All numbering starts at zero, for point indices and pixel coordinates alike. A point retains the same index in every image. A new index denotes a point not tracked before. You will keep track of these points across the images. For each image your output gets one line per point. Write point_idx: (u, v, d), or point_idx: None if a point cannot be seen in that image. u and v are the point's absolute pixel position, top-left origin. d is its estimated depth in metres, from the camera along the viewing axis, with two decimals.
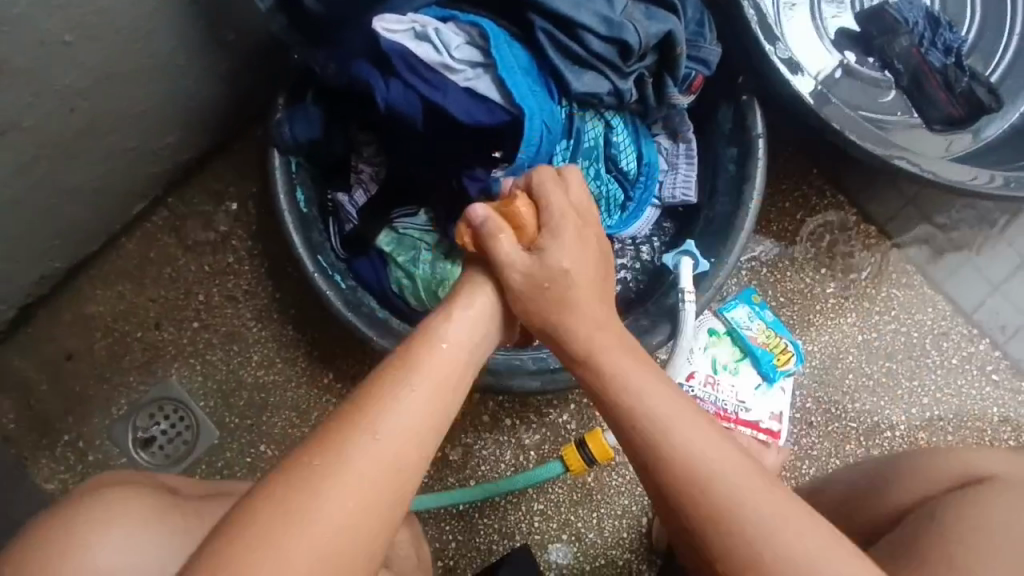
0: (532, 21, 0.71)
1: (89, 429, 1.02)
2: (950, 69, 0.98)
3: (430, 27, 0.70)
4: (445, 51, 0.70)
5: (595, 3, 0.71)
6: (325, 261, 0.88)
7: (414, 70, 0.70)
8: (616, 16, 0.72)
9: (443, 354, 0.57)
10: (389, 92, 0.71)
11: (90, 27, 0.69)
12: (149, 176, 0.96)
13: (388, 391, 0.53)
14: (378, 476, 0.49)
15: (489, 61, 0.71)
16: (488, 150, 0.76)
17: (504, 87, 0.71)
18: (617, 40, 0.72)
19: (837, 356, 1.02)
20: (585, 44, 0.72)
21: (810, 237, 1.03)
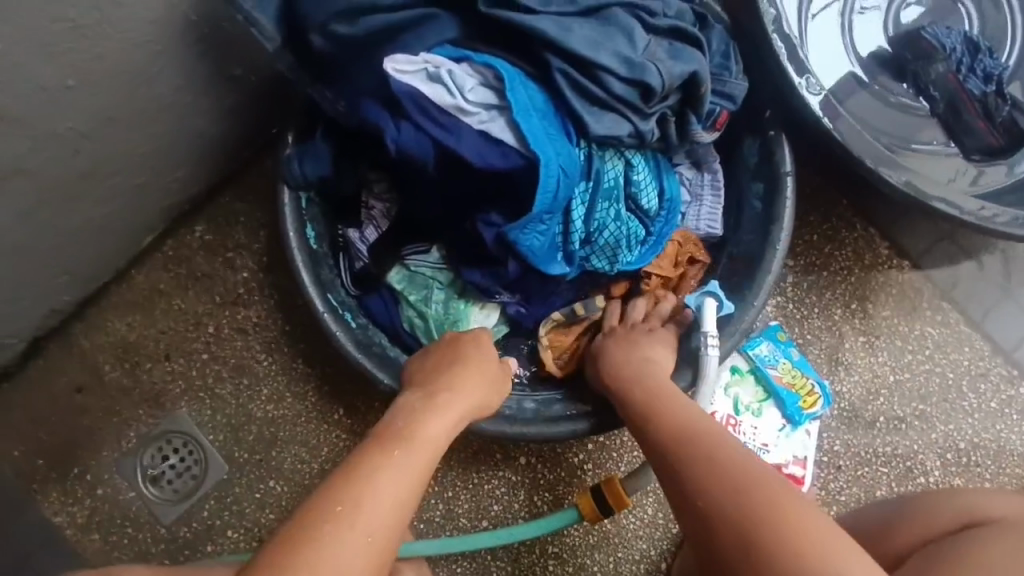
0: (548, 62, 0.68)
1: (98, 462, 1.01)
2: (989, 96, 0.93)
3: (443, 68, 0.67)
4: (458, 93, 0.67)
5: (615, 44, 0.68)
6: (336, 299, 0.85)
7: (426, 113, 0.68)
8: (637, 57, 0.68)
9: (427, 437, 0.59)
10: (399, 134, 0.69)
11: (94, 69, 0.67)
12: (159, 209, 0.94)
13: (372, 464, 0.54)
14: (358, 553, 0.50)
15: (504, 103, 0.68)
16: (503, 194, 0.73)
17: (520, 131, 0.68)
18: (638, 82, 0.69)
19: (868, 397, 0.97)
20: (605, 85, 0.68)
21: (838, 271, 0.98)
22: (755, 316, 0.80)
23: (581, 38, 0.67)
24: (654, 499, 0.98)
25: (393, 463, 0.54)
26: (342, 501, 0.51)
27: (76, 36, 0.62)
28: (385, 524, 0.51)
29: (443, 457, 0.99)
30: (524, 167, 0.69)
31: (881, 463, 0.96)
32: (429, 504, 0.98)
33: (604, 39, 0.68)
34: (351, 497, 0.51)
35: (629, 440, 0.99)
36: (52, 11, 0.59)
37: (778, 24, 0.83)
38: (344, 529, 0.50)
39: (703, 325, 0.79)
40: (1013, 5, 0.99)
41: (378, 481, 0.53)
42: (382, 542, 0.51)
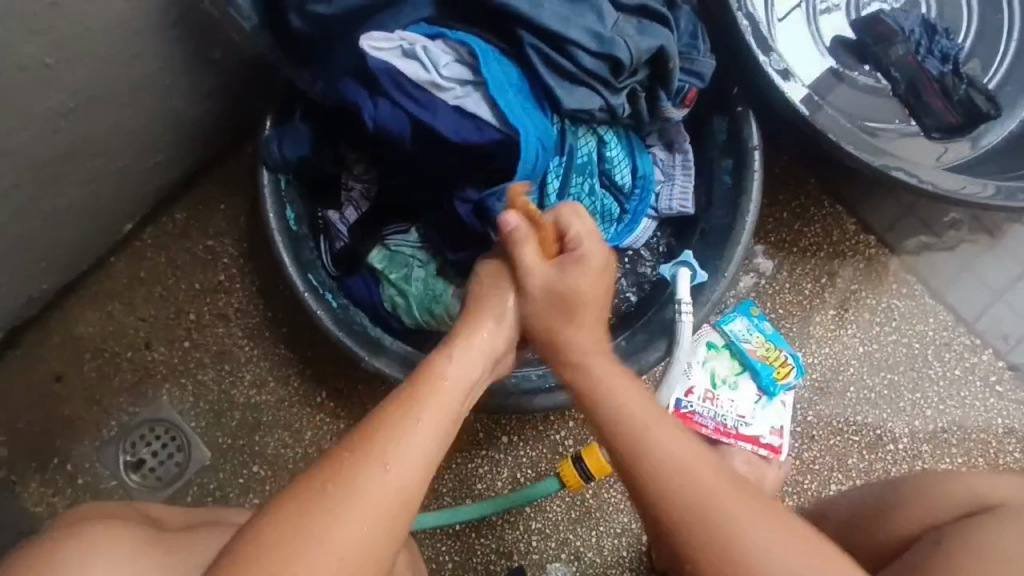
0: (521, 38, 0.70)
1: (78, 452, 1.00)
2: (946, 77, 0.97)
3: (418, 44, 0.69)
4: (434, 69, 0.69)
5: (585, 20, 0.70)
6: (316, 279, 0.86)
7: (403, 89, 0.69)
8: (607, 32, 0.71)
9: (446, 387, 0.60)
10: (377, 111, 0.70)
11: (73, 48, 0.68)
12: (138, 195, 0.94)
13: (395, 416, 0.56)
14: (390, 489, 0.51)
15: (479, 79, 0.70)
16: (478, 171, 0.74)
17: (495, 105, 0.70)
18: (608, 57, 0.71)
19: (839, 368, 1.00)
20: (575, 60, 0.71)
21: (809, 247, 1.01)
22: (725, 287, 0.83)
23: (551, 13, 0.69)
24: None
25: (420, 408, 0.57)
26: (362, 449, 0.53)
27: (53, 13, 0.63)
28: (410, 468, 0.53)
29: None
30: (499, 140, 0.71)
31: (852, 431, 0.99)
32: None
33: (575, 15, 0.70)
34: (375, 445, 0.53)
35: None
36: None
37: (744, 4, 0.86)
38: (377, 471, 0.52)
39: (679, 294, 0.81)
40: None
41: (402, 435, 0.54)
42: (411, 485, 0.52)
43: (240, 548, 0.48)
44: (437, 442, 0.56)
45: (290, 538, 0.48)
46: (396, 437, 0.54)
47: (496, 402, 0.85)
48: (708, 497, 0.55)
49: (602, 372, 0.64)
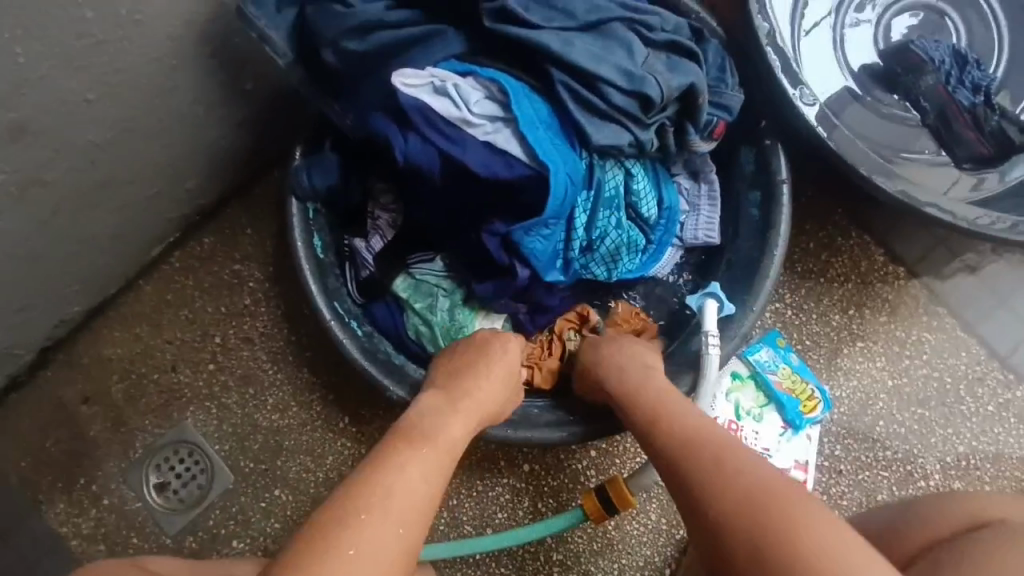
0: (551, 75, 0.71)
1: (104, 473, 1.02)
2: (978, 107, 0.96)
3: (449, 81, 0.69)
4: (464, 106, 0.69)
5: (615, 57, 0.71)
6: (341, 307, 0.87)
7: (433, 125, 0.70)
8: (637, 69, 0.71)
9: (441, 436, 0.60)
10: (407, 146, 0.70)
11: (112, 84, 0.69)
12: (169, 220, 0.96)
13: (387, 464, 0.54)
14: (392, 539, 0.50)
15: (509, 116, 0.70)
16: (506, 204, 0.75)
17: (526, 142, 0.70)
18: (638, 94, 0.71)
19: (866, 402, 0.98)
20: (605, 97, 0.71)
21: (836, 278, 1.00)
22: (753, 322, 0.82)
23: (582, 52, 0.70)
24: (658, 505, 0.98)
25: (418, 454, 0.56)
26: (363, 490, 0.52)
27: (96, 51, 0.65)
28: (411, 503, 0.52)
29: None
30: (529, 176, 0.71)
31: (881, 466, 0.97)
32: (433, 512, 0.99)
33: (605, 53, 0.71)
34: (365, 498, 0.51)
35: (632, 446, 1.00)
36: (75, 27, 0.61)
37: (772, 37, 0.85)
38: (369, 524, 0.49)
39: (704, 325, 0.80)
40: (999, 19, 1.03)
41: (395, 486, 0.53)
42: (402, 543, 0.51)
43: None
44: (430, 493, 0.55)
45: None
46: (388, 487, 0.52)
47: (516, 435, 0.82)
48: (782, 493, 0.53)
49: (673, 401, 0.68)
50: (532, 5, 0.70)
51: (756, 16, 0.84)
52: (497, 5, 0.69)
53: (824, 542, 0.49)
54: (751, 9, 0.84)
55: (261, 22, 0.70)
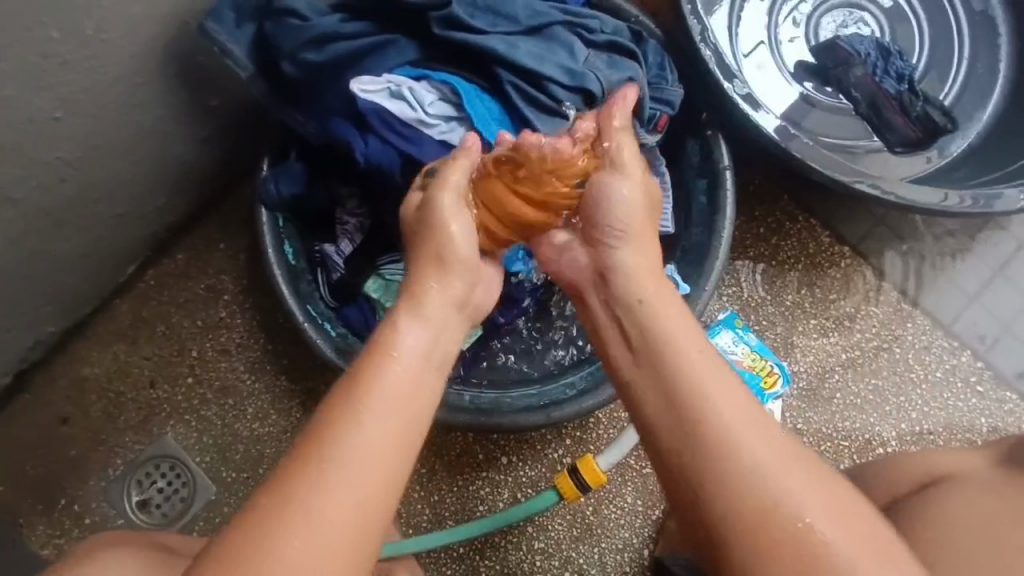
0: (499, 76, 0.76)
1: (84, 492, 1.02)
2: (904, 95, 1.03)
3: (404, 86, 0.74)
4: (420, 107, 0.75)
5: (558, 57, 0.77)
6: (315, 310, 0.91)
7: (392, 128, 0.75)
8: (579, 67, 0.77)
9: (400, 369, 0.56)
10: (368, 147, 0.76)
11: (80, 102, 0.72)
12: (141, 237, 0.99)
13: (347, 408, 0.52)
14: (346, 491, 0.49)
15: (463, 115, 0.76)
16: None
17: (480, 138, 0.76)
18: (581, 89, 0.77)
19: (823, 376, 1.04)
20: (551, 93, 0.77)
21: (786, 260, 1.06)
22: (707, 300, 0.88)
23: (527, 53, 0.76)
24: (633, 488, 1.02)
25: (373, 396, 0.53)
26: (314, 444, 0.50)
27: (63, 70, 0.68)
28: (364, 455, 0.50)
29: (427, 461, 1.03)
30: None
31: (841, 437, 1.02)
32: (416, 509, 1.01)
33: (548, 53, 0.77)
34: (331, 447, 0.50)
35: (604, 432, 1.04)
36: (42, 47, 0.64)
37: (705, 35, 0.91)
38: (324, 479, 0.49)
39: None
40: (920, 13, 1.11)
41: (359, 433, 0.51)
42: (375, 483, 0.50)
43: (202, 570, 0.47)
44: (382, 448, 0.51)
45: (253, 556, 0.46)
46: (335, 451, 0.50)
47: (488, 420, 0.86)
48: (760, 451, 0.53)
49: (663, 306, 0.62)
50: (477, 12, 0.76)
51: (689, 17, 0.91)
52: (445, 13, 0.74)
53: (781, 484, 0.51)
54: (684, 10, 0.91)
55: (222, 36, 0.75)
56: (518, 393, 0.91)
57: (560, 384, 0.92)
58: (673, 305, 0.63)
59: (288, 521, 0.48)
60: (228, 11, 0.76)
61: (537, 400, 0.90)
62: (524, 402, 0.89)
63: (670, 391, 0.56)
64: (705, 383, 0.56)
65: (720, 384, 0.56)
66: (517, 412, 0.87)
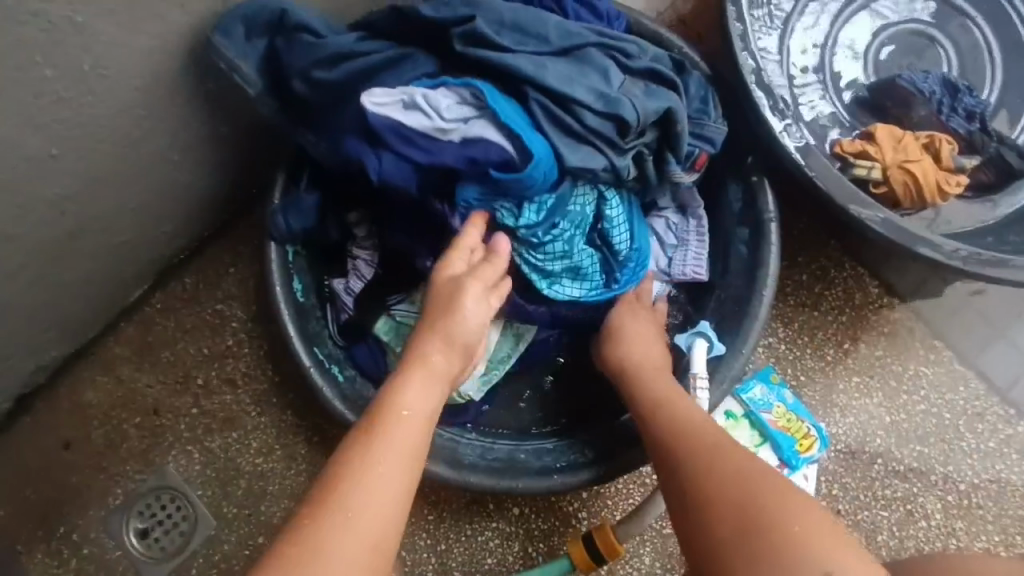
0: (526, 94, 0.71)
1: (84, 521, 0.99)
2: (975, 134, 0.94)
3: (417, 94, 0.68)
4: (436, 115, 0.68)
5: (590, 81, 0.72)
6: (322, 353, 0.86)
7: (405, 139, 0.69)
8: (612, 92, 0.71)
9: (406, 417, 0.62)
10: (380, 164, 0.71)
11: (77, 138, 0.67)
12: (147, 264, 0.95)
13: (356, 457, 0.58)
14: (357, 543, 0.55)
15: (484, 113, 0.69)
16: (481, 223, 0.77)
17: (507, 130, 0.68)
18: (613, 116, 0.71)
19: (865, 439, 0.96)
20: (580, 119, 0.71)
21: (828, 311, 0.98)
22: (744, 363, 0.80)
23: (555, 74, 0.71)
24: (652, 548, 0.95)
25: (380, 447, 0.59)
26: (321, 501, 0.56)
27: (58, 107, 0.63)
28: (380, 494, 0.57)
29: (435, 507, 0.98)
30: (508, 160, 0.69)
31: (880, 505, 0.94)
32: (421, 558, 0.97)
33: (579, 76, 0.72)
34: (347, 491, 0.56)
35: (624, 488, 0.98)
36: (34, 86, 0.59)
37: (758, 74, 0.84)
38: (334, 534, 0.54)
39: (692, 369, 0.80)
40: (991, 45, 1.01)
41: (370, 472, 0.58)
42: (376, 548, 0.55)
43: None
44: (390, 496, 0.57)
45: None
46: (343, 504, 0.56)
47: (492, 481, 0.81)
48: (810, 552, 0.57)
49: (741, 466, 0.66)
50: (504, 30, 0.71)
51: (740, 53, 0.83)
52: (464, 29, 0.70)
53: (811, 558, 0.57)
54: (736, 48, 0.83)
55: (229, 52, 0.71)
56: (533, 447, 0.88)
57: (576, 442, 0.88)
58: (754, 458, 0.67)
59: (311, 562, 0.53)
60: (237, 25, 0.70)
61: (551, 463, 0.85)
62: (538, 462, 0.86)
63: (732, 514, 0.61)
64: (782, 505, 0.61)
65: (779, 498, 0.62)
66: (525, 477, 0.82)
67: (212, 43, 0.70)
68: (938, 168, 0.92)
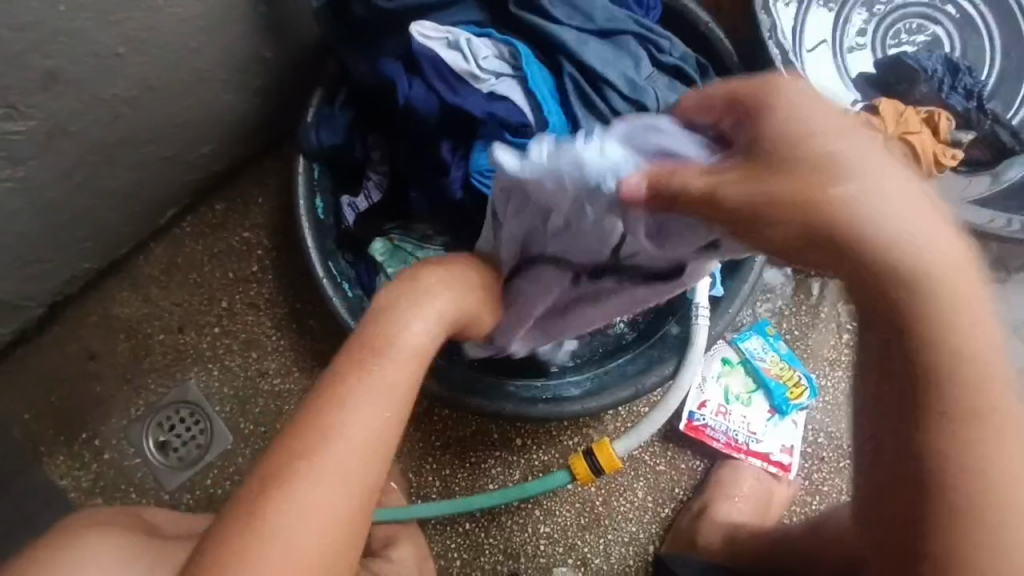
0: (561, 65, 0.74)
1: (105, 428, 1.04)
2: (972, 112, 1.00)
3: (462, 37, 0.72)
4: (473, 59, 0.72)
5: (623, 65, 0.75)
6: (336, 269, 0.91)
7: (441, 76, 0.74)
8: (642, 81, 0.75)
9: (390, 363, 0.56)
10: (410, 91, 0.75)
11: (141, 41, 0.72)
12: (184, 185, 1.00)
13: (336, 402, 0.54)
14: (331, 497, 0.51)
15: (517, 74, 0.73)
16: (465, 143, 0.77)
17: (531, 95, 0.72)
18: (638, 103, 0.74)
19: (851, 393, 1.02)
20: (608, 99, 0.73)
21: (826, 272, 1.04)
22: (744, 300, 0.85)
23: (594, 54, 0.74)
24: (645, 483, 1.01)
25: (363, 397, 0.54)
26: (294, 448, 0.52)
27: (129, 6, 0.68)
28: (354, 448, 0.53)
29: (441, 434, 1.03)
30: (528, 129, 0.72)
31: None
32: (426, 480, 1.02)
33: (616, 60, 0.75)
34: (325, 440, 0.52)
35: (621, 425, 1.03)
36: None
37: (772, 33, 0.91)
38: (309, 486, 0.51)
39: (697, 297, 0.83)
40: (994, 30, 1.07)
41: (347, 422, 0.53)
42: (344, 509, 0.52)
43: (204, 547, 0.50)
44: (370, 447, 0.54)
45: (246, 545, 0.49)
46: (320, 458, 0.52)
47: (476, 403, 0.87)
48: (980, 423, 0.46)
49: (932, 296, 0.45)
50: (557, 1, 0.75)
51: (759, 14, 0.90)
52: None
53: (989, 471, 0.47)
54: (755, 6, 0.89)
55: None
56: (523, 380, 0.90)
57: (567, 378, 0.91)
58: (946, 243, 0.45)
59: (274, 506, 0.50)
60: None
61: (542, 392, 0.89)
62: (528, 392, 0.89)
63: (900, 398, 0.48)
64: (962, 368, 0.46)
65: (972, 319, 0.46)
66: (510, 404, 0.87)
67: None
68: (935, 140, 0.97)
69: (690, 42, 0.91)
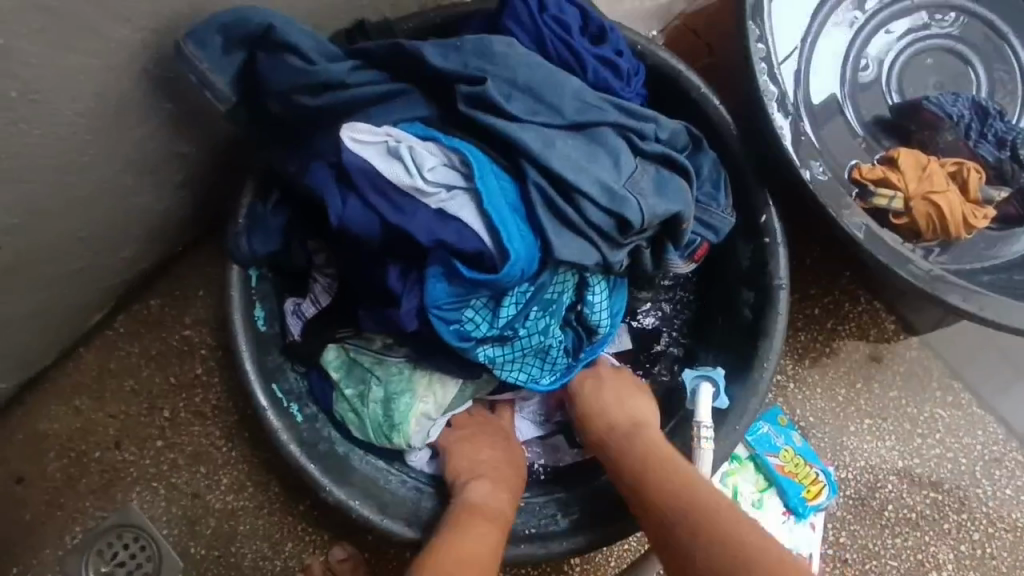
0: (523, 170, 0.63)
1: (38, 562, 0.92)
2: (1006, 163, 0.88)
3: (404, 144, 0.61)
4: (417, 172, 0.60)
5: (597, 167, 0.64)
6: (281, 389, 0.79)
7: (380, 190, 0.62)
8: (619, 185, 0.64)
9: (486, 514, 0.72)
10: (345, 208, 0.64)
11: (13, 165, 0.59)
12: (108, 290, 0.87)
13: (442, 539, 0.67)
14: None
15: (470, 186, 0.61)
16: (417, 262, 0.66)
17: (487, 212, 0.61)
18: (616, 213, 0.64)
19: (876, 486, 0.90)
20: (579, 209, 0.63)
21: (842, 348, 0.93)
22: (755, 414, 0.73)
23: (562, 155, 0.63)
24: None
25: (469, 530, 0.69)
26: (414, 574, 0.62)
27: None
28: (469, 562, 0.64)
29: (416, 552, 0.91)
30: (485, 254, 0.62)
31: (891, 555, 0.89)
32: None
33: (588, 159, 0.64)
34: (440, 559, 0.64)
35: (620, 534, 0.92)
36: None
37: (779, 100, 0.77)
38: None
39: (697, 414, 0.72)
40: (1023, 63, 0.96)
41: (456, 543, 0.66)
42: None
43: None
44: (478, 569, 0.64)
45: None
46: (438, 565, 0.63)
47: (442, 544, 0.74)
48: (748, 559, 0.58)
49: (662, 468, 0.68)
50: (516, 91, 0.63)
51: (762, 77, 0.76)
52: (473, 89, 0.62)
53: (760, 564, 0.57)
54: (755, 67, 0.75)
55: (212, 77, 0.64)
56: None
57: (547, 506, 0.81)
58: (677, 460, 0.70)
59: None
60: (214, 35, 0.60)
61: (523, 526, 0.78)
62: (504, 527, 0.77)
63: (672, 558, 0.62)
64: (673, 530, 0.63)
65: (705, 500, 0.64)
66: None
67: (182, 52, 0.59)
68: (964, 200, 0.85)
69: (678, 110, 0.78)
